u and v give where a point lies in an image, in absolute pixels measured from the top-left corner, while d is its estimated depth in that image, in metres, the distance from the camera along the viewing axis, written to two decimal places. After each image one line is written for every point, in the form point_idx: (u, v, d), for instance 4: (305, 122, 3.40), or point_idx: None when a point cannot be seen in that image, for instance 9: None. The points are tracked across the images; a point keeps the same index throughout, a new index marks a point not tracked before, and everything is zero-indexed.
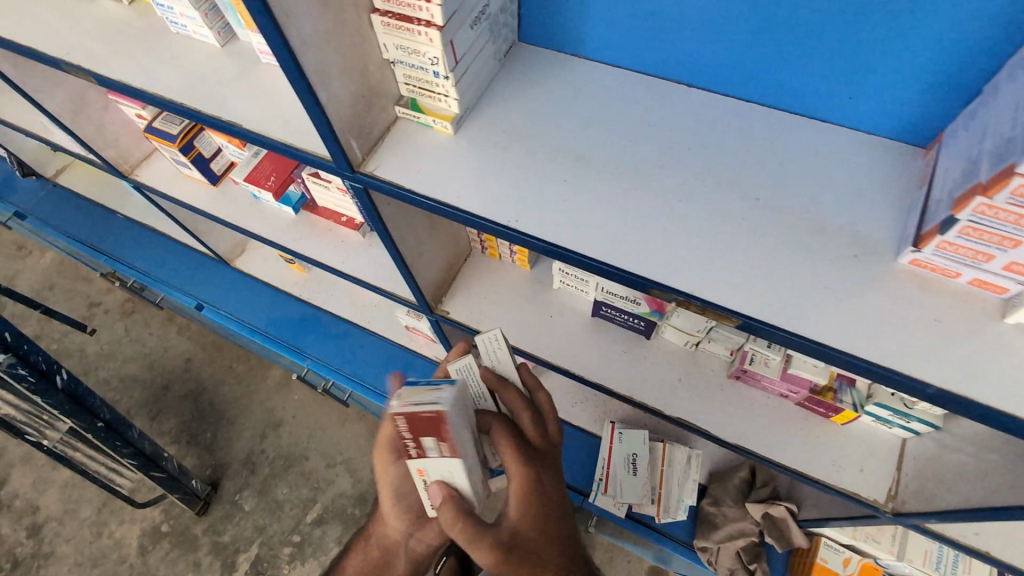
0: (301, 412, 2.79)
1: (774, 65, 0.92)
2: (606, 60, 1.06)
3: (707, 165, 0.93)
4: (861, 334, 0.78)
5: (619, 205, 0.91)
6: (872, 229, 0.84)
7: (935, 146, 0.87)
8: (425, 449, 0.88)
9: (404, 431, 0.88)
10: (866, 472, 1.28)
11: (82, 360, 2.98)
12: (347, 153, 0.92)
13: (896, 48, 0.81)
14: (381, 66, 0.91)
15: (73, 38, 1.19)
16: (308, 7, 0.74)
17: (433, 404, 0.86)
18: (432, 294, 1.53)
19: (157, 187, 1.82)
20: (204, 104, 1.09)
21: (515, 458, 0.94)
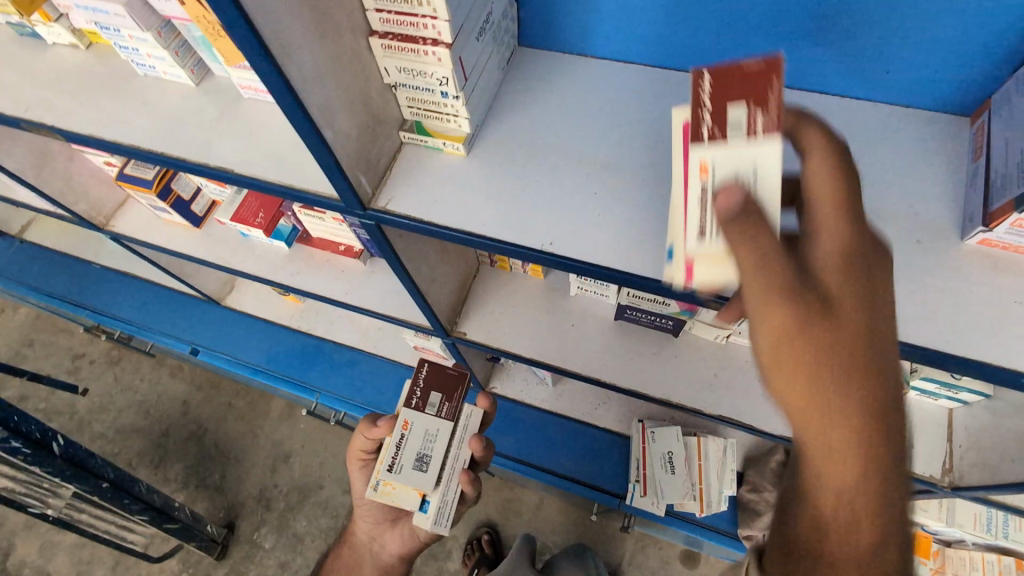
0: (309, 441, 2.68)
1: (803, 47, 0.86)
2: (616, 57, 0.99)
3: None
4: (943, 323, 0.73)
5: (658, 213, 0.85)
6: (931, 210, 0.80)
7: (983, 115, 0.82)
8: (724, 136, 0.63)
9: (704, 95, 0.64)
10: (918, 447, 1.26)
11: (73, 416, 2.84)
12: (357, 190, 0.85)
13: (937, 20, 0.76)
14: (382, 92, 0.84)
15: (31, 92, 1.09)
16: (306, 41, 0.66)
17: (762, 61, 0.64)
18: (447, 317, 1.46)
19: (136, 235, 1.71)
20: (187, 149, 0.99)
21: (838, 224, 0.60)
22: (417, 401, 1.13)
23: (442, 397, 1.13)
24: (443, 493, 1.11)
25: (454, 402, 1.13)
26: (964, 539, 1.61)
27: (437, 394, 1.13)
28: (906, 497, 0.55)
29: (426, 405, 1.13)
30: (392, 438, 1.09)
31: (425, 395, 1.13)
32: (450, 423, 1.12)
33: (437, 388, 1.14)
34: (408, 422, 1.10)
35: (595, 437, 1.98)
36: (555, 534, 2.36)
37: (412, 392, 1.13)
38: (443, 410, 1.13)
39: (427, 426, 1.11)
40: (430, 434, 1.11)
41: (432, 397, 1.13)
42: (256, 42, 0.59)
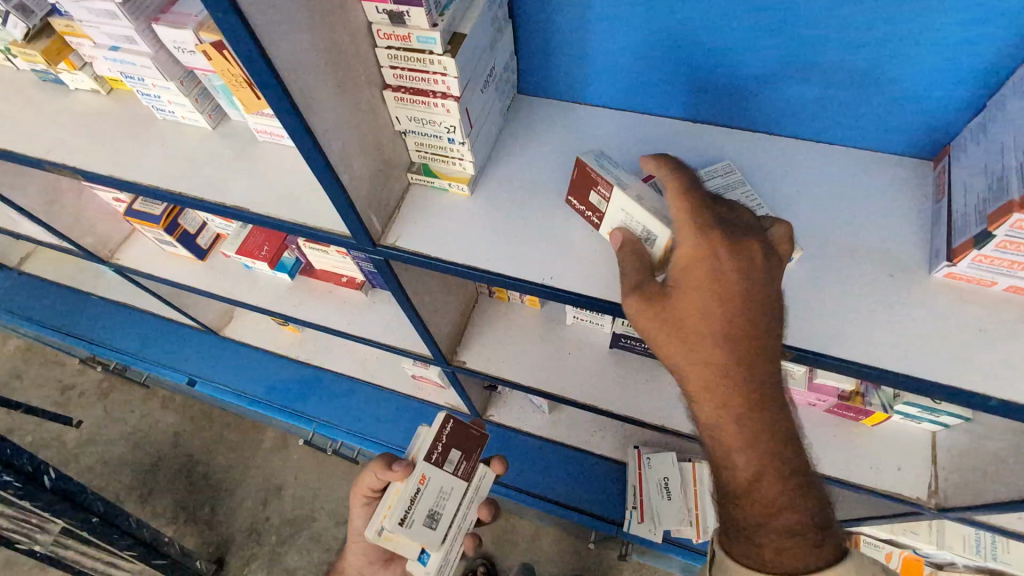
0: (302, 472, 2.67)
1: (779, 97, 0.93)
2: (609, 104, 1.06)
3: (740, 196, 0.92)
4: (915, 351, 0.79)
5: None
6: (902, 246, 0.86)
7: (944, 159, 0.89)
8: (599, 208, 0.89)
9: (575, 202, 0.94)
10: (904, 470, 1.30)
11: (61, 449, 2.81)
12: (369, 229, 0.91)
13: (902, 71, 0.83)
14: (393, 138, 0.90)
15: (52, 135, 1.14)
16: (327, 96, 0.72)
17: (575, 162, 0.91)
18: (447, 347, 1.50)
19: (139, 268, 1.75)
20: (202, 189, 1.05)
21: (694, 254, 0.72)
22: (436, 456, 1.10)
23: (461, 455, 1.13)
24: (445, 550, 1.12)
25: (470, 462, 1.15)
26: (956, 562, 1.64)
27: (456, 452, 1.13)
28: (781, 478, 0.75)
29: (443, 461, 1.11)
30: (409, 491, 1.06)
31: (445, 451, 1.11)
32: (465, 483, 1.14)
33: (456, 445, 1.13)
34: (425, 476, 1.08)
35: (591, 465, 2.00)
36: (550, 565, 2.35)
37: (434, 447, 1.10)
38: (459, 470, 1.13)
39: (442, 483, 1.11)
40: (445, 493, 1.10)
41: (451, 455, 1.12)
42: (285, 97, 0.65)
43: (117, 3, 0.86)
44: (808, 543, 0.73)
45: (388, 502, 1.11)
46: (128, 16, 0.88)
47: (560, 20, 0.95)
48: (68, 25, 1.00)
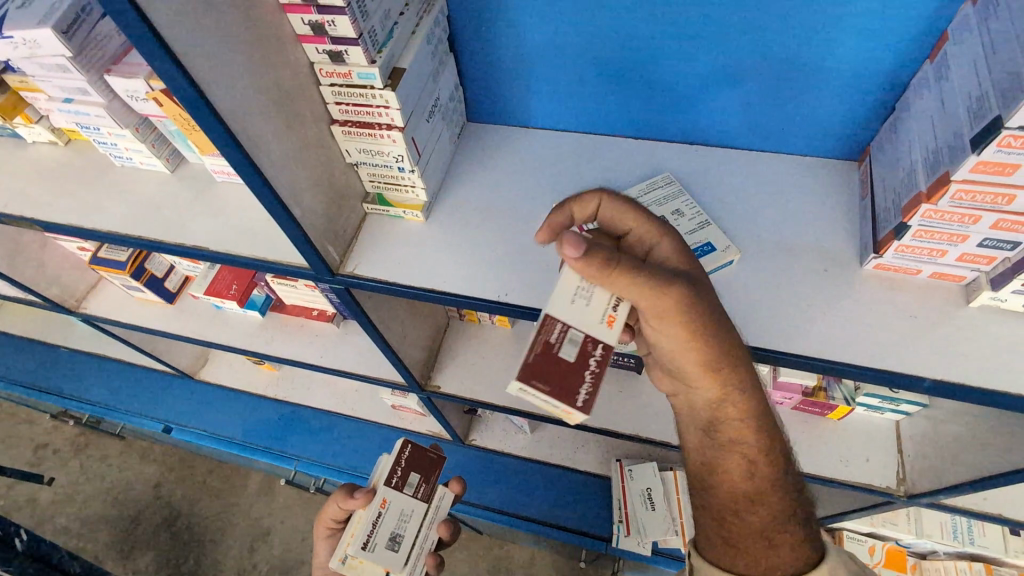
0: (288, 514, 2.61)
1: (710, 111, 0.99)
2: (555, 126, 1.11)
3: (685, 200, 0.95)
4: (854, 340, 0.83)
5: None
6: (836, 242, 0.91)
7: (867, 159, 0.95)
8: (583, 349, 0.72)
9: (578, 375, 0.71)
10: (873, 461, 1.33)
11: (34, 511, 2.71)
12: (326, 259, 0.93)
13: (818, 80, 0.89)
14: (345, 170, 0.93)
15: (11, 189, 1.15)
16: (272, 134, 0.75)
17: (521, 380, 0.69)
18: (421, 373, 1.51)
19: (107, 316, 1.73)
20: (163, 232, 1.06)
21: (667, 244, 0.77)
22: (396, 479, 1.11)
23: (420, 478, 1.14)
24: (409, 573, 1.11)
25: (430, 484, 1.15)
26: (935, 550, 1.68)
27: (415, 475, 1.14)
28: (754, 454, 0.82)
29: (402, 484, 1.12)
30: (369, 514, 1.07)
31: (404, 475, 1.12)
32: (425, 504, 1.14)
33: (415, 468, 1.14)
34: (385, 500, 1.09)
35: (577, 482, 2.00)
36: None
37: (392, 471, 1.11)
38: (418, 492, 1.14)
39: (403, 506, 1.11)
40: (406, 515, 1.11)
41: (410, 478, 1.13)
42: (229, 138, 0.67)
43: (68, 57, 0.88)
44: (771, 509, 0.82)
45: (350, 530, 1.11)
46: (80, 70, 0.91)
47: (500, 50, 1.00)
48: (22, 81, 1.02)
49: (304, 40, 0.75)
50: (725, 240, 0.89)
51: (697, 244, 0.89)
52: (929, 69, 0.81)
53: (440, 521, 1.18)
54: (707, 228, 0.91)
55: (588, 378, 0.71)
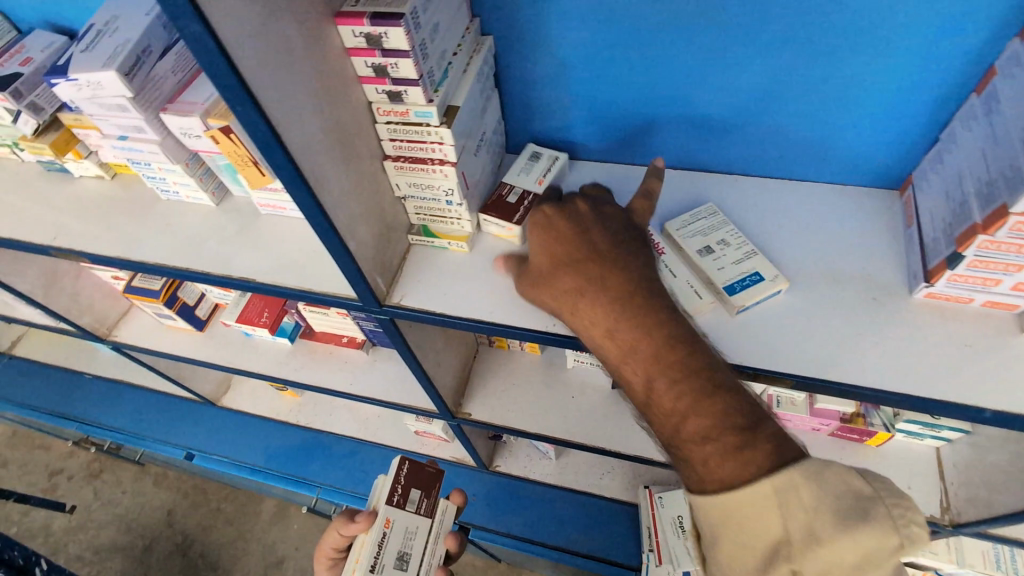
0: (304, 542, 2.57)
1: (750, 141, 1.01)
2: (593, 156, 1.13)
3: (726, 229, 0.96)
4: (907, 368, 0.82)
5: None
6: (883, 271, 0.91)
7: (909, 188, 0.96)
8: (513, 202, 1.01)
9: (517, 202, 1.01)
10: (915, 488, 1.30)
11: (48, 539, 2.69)
12: (374, 290, 0.94)
13: (862, 111, 0.91)
14: (394, 203, 0.95)
15: (58, 222, 1.18)
16: (333, 170, 0.77)
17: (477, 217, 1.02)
18: (451, 400, 1.51)
19: (137, 343, 1.75)
20: (208, 263, 1.08)
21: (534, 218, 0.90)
22: (396, 497, 1.09)
23: (421, 492, 1.12)
24: None
25: (430, 497, 1.13)
26: None
27: (416, 491, 1.12)
28: (665, 395, 0.71)
29: (405, 500, 1.10)
30: (373, 537, 1.04)
31: (403, 491, 1.10)
32: (428, 520, 1.12)
33: (415, 484, 1.12)
34: (388, 521, 1.07)
35: (602, 509, 1.96)
36: None
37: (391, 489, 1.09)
38: (419, 508, 1.11)
39: (407, 523, 1.09)
40: (410, 531, 1.09)
41: (410, 494, 1.11)
42: (297, 176, 0.69)
43: (129, 97, 0.91)
44: (727, 447, 0.67)
45: (355, 555, 1.08)
46: (139, 109, 0.93)
47: (543, 85, 1.03)
48: (76, 119, 1.05)
49: (366, 81, 0.77)
50: (773, 269, 0.90)
51: (744, 273, 0.90)
52: (974, 101, 0.82)
53: (447, 534, 1.17)
54: (754, 258, 0.91)
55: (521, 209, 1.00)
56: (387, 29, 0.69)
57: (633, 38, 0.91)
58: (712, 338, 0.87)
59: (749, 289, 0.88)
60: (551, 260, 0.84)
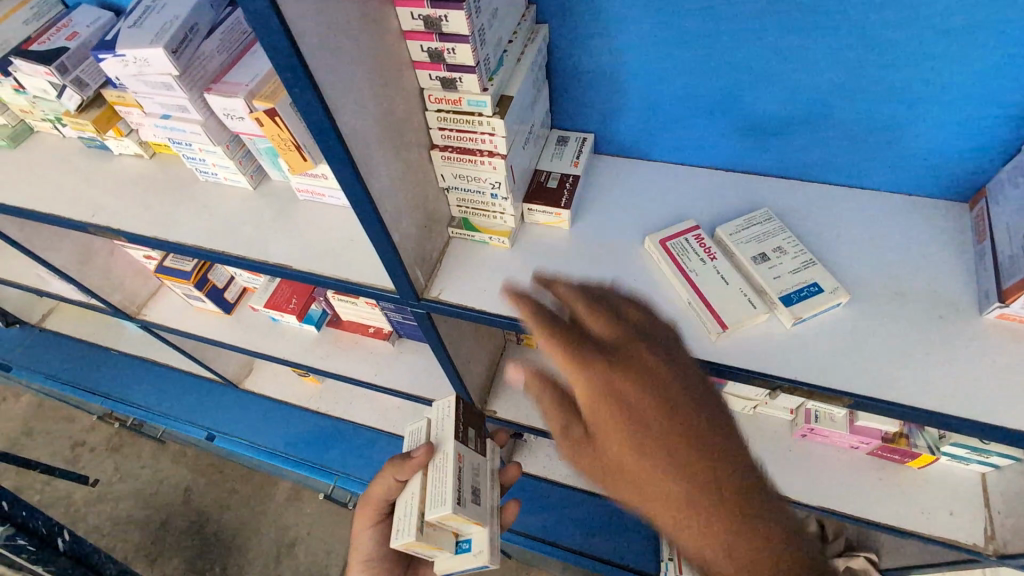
0: (317, 527, 2.58)
1: (811, 143, 0.96)
2: (641, 154, 1.09)
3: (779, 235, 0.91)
4: (974, 393, 0.77)
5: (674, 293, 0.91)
6: (950, 288, 0.86)
7: (981, 201, 0.91)
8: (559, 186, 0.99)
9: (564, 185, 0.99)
10: (957, 515, 1.25)
11: (70, 508, 2.75)
12: (413, 283, 0.91)
13: (936, 116, 0.86)
14: (437, 195, 0.92)
15: (96, 199, 1.17)
16: (383, 158, 0.74)
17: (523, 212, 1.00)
18: (477, 396, 1.48)
19: (165, 323, 1.75)
20: (244, 247, 1.06)
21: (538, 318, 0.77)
22: (461, 432, 1.02)
23: (474, 430, 1.08)
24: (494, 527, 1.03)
25: (479, 435, 1.10)
26: None
27: (472, 428, 1.07)
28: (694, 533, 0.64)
29: (467, 436, 1.04)
30: (452, 471, 0.96)
31: (464, 427, 1.04)
32: (485, 457, 1.08)
33: (470, 421, 1.07)
34: (461, 454, 0.99)
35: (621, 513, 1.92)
36: None
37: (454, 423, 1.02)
38: (476, 445, 1.07)
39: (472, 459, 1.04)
40: (476, 467, 1.04)
41: (470, 431, 1.06)
42: (348, 163, 0.67)
43: (174, 75, 0.89)
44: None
45: (418, 496, 0.98)
46: (183, 88, 0.92)
47: (595, 78, 0.99)
48: (119, 96, 1.04)
49: (419, 67, 0.75)
50: (833, 281, 0.85)
51: (800, 283, 0.85)
52: None
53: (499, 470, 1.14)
54: (811, 268, 0.87)
55: (567, 192, 0.98)
56: (447, 13, 0.66)
57: (695, 30, 0.87)
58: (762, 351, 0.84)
59: (807, 301, 0.84)
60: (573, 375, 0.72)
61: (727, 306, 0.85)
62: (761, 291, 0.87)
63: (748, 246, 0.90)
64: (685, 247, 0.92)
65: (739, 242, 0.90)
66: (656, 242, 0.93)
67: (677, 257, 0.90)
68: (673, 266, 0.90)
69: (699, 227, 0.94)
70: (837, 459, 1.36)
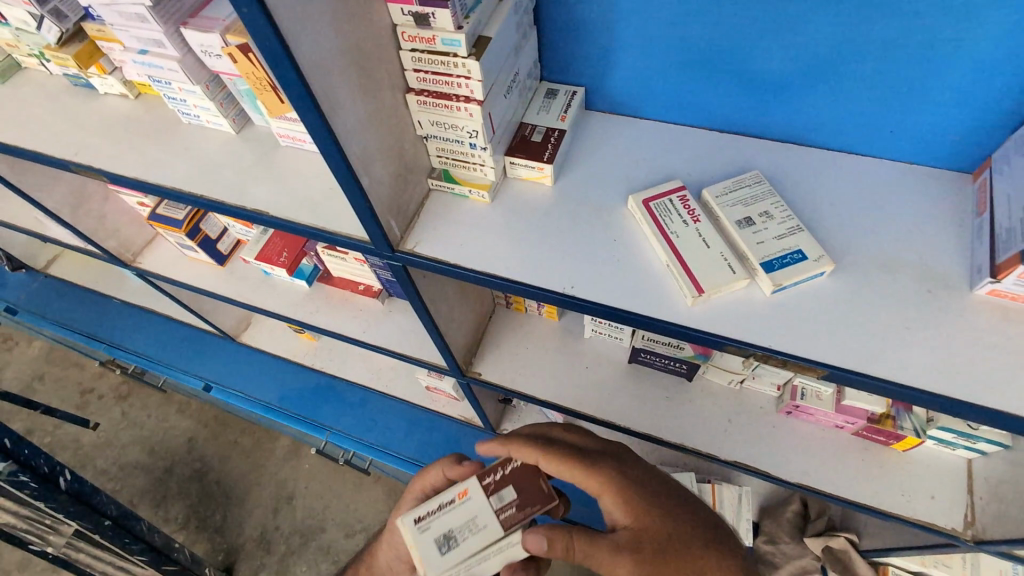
0: (312, 482, 2.64)
1: (807, 105, 0.91)
2: (633, 111, 1.05)
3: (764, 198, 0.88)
4: (956, 370, 0.74)
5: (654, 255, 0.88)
6: (943, 262, 0.82)
7: (985, 171, 0.86)
8: (543, 140, 0.96)
9: (550, 140, 0.96)
10: (937, 499, 1.22)
11: (77, 451, 2.83)
12: (388, 234, 0.89)
13: (941, 77, 0.80)
14: (414, 143, 0.89)
15: (80, 138, 1.15)
16: (350, 96, 0.72)
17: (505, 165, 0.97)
18: (463, 358, 1.48)
19: (160, 272, 1.75)
20: (224, 192, 1.04)
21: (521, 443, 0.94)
22: (492, 481, 0.91)
23: (517, 494, 0.90)
24: None
25: (527, 514, 0.89)
26: None
27: (511, 490, 0.90)
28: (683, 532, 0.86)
29: (493, 492, 0.90)
30: (446, 500, 0.89)
31: (500, 480, 0.91)
32: (499, 531, 0.87)
33: (514, 483, 0.91)
34: (466, 491, 0.90)
35: None
36: None
37: (492, 466, 0.92)
38: (501, 514, 0.88)
39: (478, 514, 0.89)
40: (472, 525, 0.88)
41: (500, 493, 0.90)
42: (308, 97, 0.64)
43: (147, 6, 0.87)
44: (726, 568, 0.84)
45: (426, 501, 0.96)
46: (158, 20, 0.89)
47: (584, 28, 0.95)
48: (99, 30, 1.02)
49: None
50: (818, 249, 0.82)
51: (785, 250, 0.82)
52: None
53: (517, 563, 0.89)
54: (798, 235, 0.83)
55: (551, 147, 0.95)
56: None
57: None
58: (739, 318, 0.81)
59: (789, 267, 0.81)
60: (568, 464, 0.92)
61: (705, 269, 0.82)
62: (743, 255, 0.84)
63: (732, 211, 0.86)
64: (672, 207, 0.89)
65: (727, 203, 0.87)
66: (639, 202, 0.90)
67: (658, 217, 0.88)
68: (653, 226, 0.87)
69: (685, 188, 0.91)
70: (822, 438, 1.34)
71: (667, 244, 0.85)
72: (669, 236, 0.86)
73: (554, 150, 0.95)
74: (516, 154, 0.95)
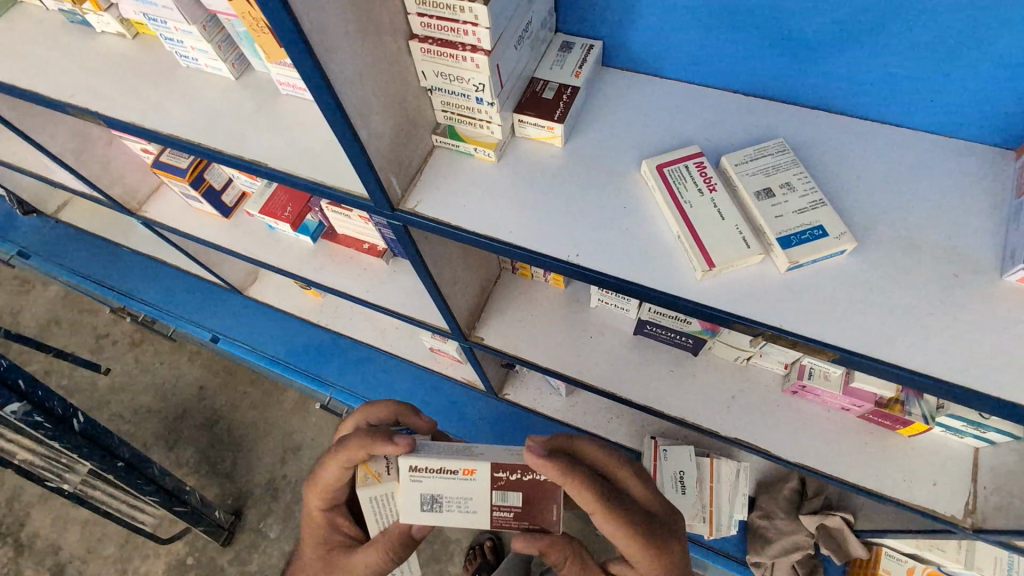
0: (318, 435, 2.68)
1: (840, 69, 0.84)
2: (651, 70, 0.99)
3: (789, 169, 0.82)
4: (977, 359, 0.71)
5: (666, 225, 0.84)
6: (974, 245, 0.77)
7: None
8: (555, 97, 0.91)
9: (563, 98, 0.91)
10: (940, 486, 1.20)
11: (93, 394, 2.89)
12: (388, 191, 0.86)
13: (992, 42, 0.73)
14: (418, 95, 0.85)
15: (78, 78, 1.11)
16: (346, 40, 0.67)
17: (516, 122, 0.91)
18: (465, 322, 1.46)
19: (167, 221, 1.73)
20: (224, 141, 1.01)
21: (557, 469, 0.85)
22: (504, 478, 0.90)
23: (521, 504, 0.91)
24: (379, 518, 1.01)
25: (520, 523, 0.92)
26: None
27: (517, 496, 0.90)
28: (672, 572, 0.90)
29: (499, 489, 0.90)
30: (449, 469, 0.89)
31: (513, 482, 0.90)
32: (485, 523, 0.92)
33: (523, 491, 0.90)
34: (473, 470, 0.89)
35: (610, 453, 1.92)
36: None
37: (516, 466, 0.89)
38: (496, 510, 0.91)
39: (470, 498, 0.90)
40: (463, 502, 0.90)
41: (506, 494, 0.90)
42: (299, 40, 0.60)
43: None
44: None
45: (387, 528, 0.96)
46: None
47: None
48: None
49: None
50: (840, 226, 0.77)
51: (805, 225, 0.77)
52: None
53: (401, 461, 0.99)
54: (820, 209, 0.78)
55: (563, 104, 0.90)
56: None
57: None
58: (752, 295, 0.78)
59: (807, 244, 0.76)
60: (593, 498, 0.87)
61: (717, 242, 0.78)
62: (759, 227, 0.80)
63: (753, 180, 0.81)
64: (693, 177, 0.84)
65: (749, 172, 0.82)
66: (653, 167, 0.85)
67: (671, 184, 0.83)
68: (665, 193, 0.83)
69: (703, 154, 0.85)
70: (826, 418, 1.32)
71: (678, 213, 0.81)
72: (684, 206, 0.81)
73: (568, 108, 0.90)
74: (527, 110, 0.90)
